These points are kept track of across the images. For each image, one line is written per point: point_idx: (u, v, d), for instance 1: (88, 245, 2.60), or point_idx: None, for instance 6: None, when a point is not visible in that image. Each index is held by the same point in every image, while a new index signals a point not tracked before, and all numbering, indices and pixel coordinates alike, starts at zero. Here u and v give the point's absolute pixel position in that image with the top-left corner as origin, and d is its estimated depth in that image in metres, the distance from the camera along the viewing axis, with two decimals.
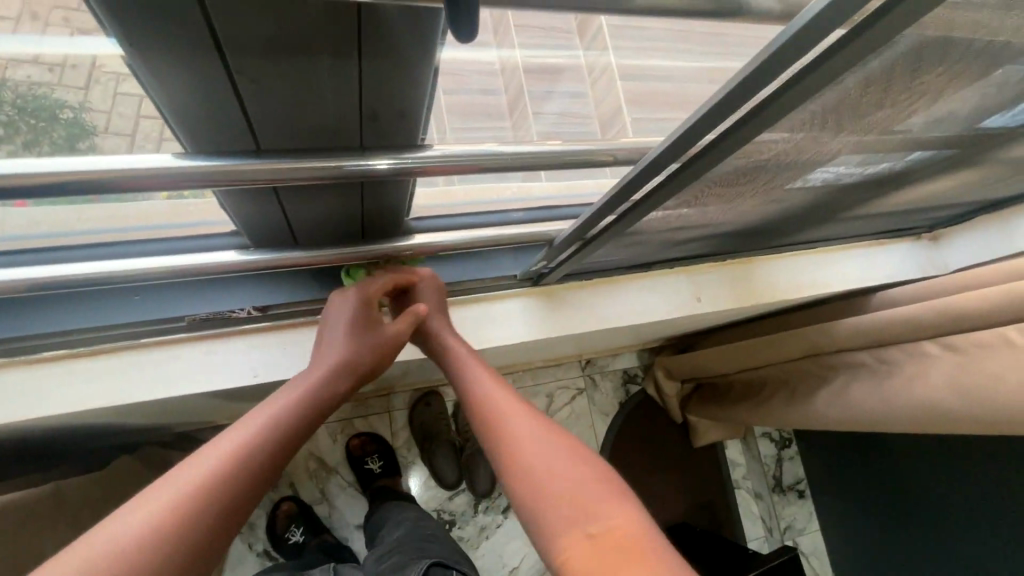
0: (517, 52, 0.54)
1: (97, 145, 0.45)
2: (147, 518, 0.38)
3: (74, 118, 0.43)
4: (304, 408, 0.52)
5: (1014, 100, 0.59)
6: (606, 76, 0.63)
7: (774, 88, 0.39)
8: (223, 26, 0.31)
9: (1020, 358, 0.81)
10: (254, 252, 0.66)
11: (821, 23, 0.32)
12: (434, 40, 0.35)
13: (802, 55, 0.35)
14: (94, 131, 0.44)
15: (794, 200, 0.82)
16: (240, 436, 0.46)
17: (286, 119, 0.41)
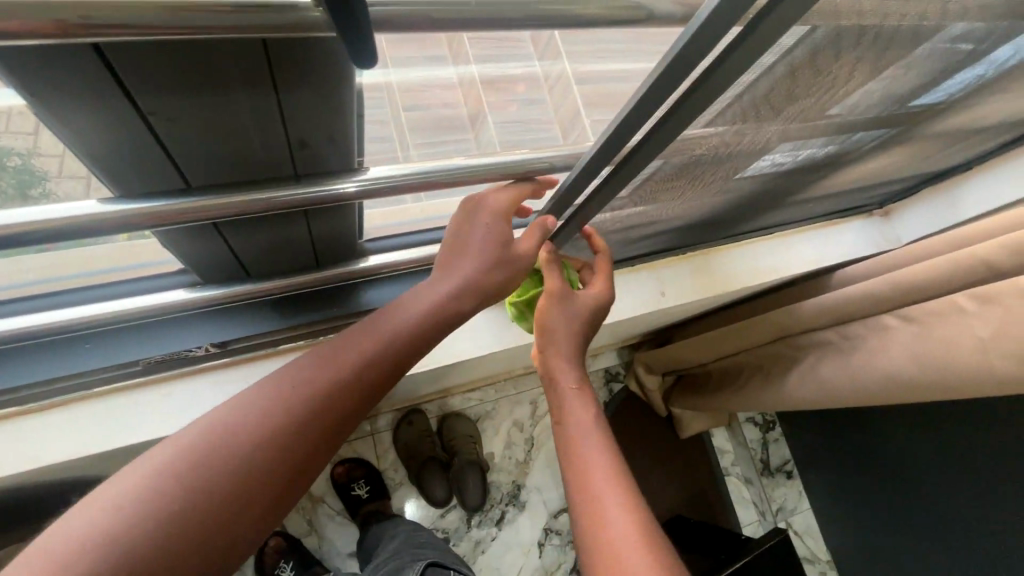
0: (474, 67, 0.55)
1: (51, 191, 0.43)
2: (120, 493, 0.42)
3: (22, 165, 0.40)
4: (321, 388, 0.51)
5: (930, 79, 0.62)
6: (564, 82, 0.63)
7: (687, 88, 0.41)
8: (127, 71, 0.31)
9: (971, 322, 0.84)
10: (204, 288, 0.66)
11: (715, 21, 0.33)
12: (346, 67, 0.35)
13: (704, 53, 0.36)
14: (45, 177, 0.42)
15: (741, 189, 0.84)
16: (248, 409, 0.48)
17: (211, 152, 0.41)
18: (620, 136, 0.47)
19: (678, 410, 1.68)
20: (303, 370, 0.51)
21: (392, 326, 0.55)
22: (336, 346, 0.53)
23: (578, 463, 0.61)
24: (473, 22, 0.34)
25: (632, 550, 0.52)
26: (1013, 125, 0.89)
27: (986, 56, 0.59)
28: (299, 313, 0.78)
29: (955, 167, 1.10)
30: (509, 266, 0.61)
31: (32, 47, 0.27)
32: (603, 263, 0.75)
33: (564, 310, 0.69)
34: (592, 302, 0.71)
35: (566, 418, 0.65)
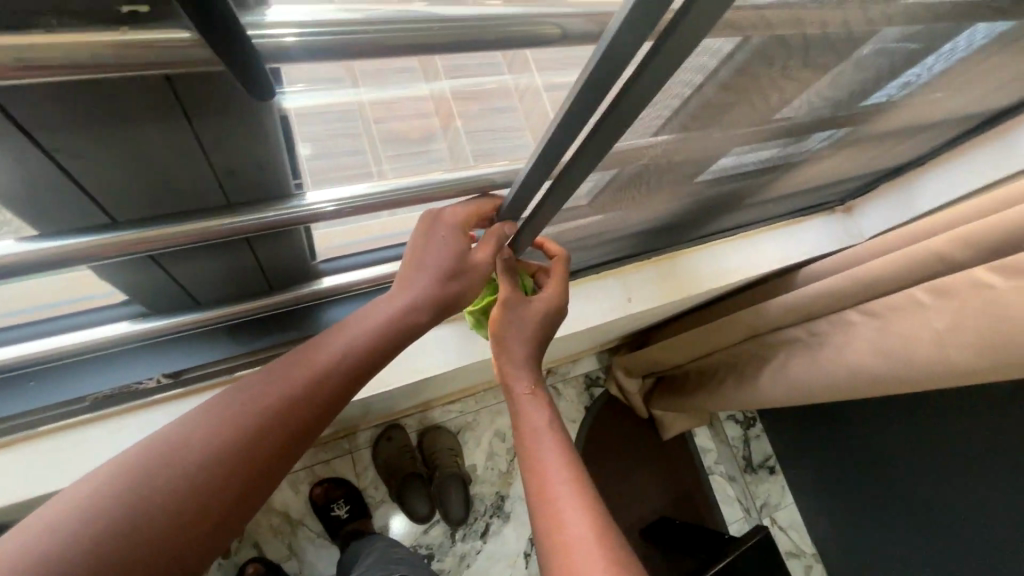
0: (445, 85, 0.50)
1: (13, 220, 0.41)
2: (69, 509, 0.43)
3: None
4: (275, 405, 0.52)
5: (869, 82, 0.63)
6: (534, 92, 0.54)
7: (616, 95, 0.41)
8: (23, 111, 0.30)
9: (929, 314, 0.86)
10: (149, 319, 0.64)
11: (630, 28, 0.33)
12: (251, 99, 0.34)
13: (622, 62, 0.37)
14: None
15: (700, 193, 0.85)
16: (202, 427, 0.50)
17: (131, 185, 0.40)
18: (556, 146, 0.47)
19: (659, 411, 1.68)
20: (253, 387, 0.53)
21: (342, 342, 0.57)
22: (286, 364, 0.55)
23: (534, 467, 0.62)
24: (416, 47, 0.34)
25: (585, 549, 0.53)
26: (961, 120, 0.92)
27: (922, 57, 0.61)
28: (256, 337, 0.77)
29: (910, 162, 1.13)
30: (464, 277, 0.61)
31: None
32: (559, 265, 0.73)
33: (519, 316, 0.68)
34: (551, 305, 0.70)
35: (523, 424, 0.66)
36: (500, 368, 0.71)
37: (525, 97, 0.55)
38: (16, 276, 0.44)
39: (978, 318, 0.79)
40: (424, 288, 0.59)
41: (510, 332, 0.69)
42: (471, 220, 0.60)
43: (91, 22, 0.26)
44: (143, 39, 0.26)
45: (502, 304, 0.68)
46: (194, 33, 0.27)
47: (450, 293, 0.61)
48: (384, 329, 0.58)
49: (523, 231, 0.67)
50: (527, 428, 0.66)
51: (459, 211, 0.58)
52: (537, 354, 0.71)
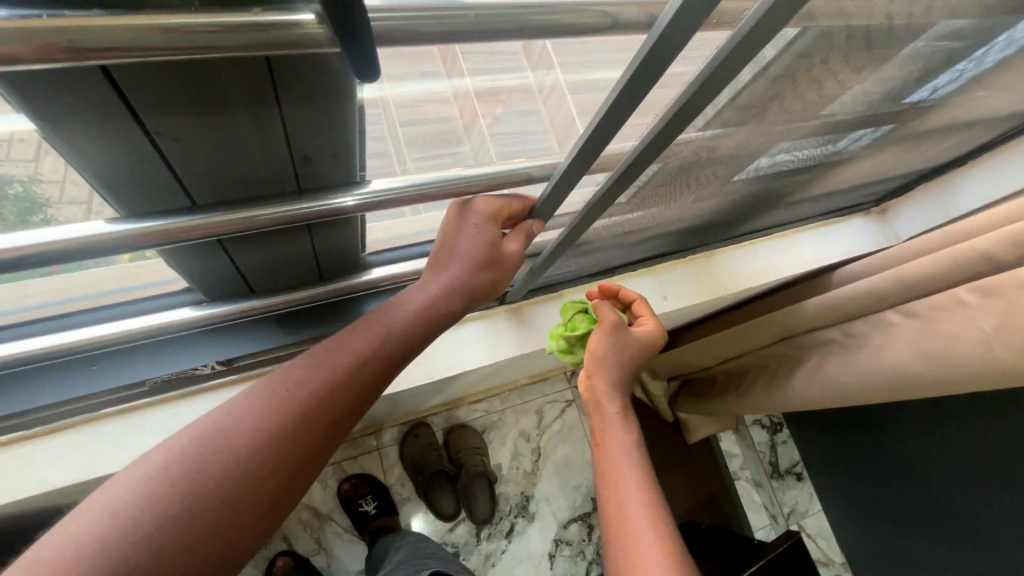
0: (467, 80, 0.51)
1: (52, 218, 0.44)
2: (120, 495, 0.42)
3: (23, 194, 0.41)
4: (314, 395, 0.52)
5: (919, 79, 0.63)
6: (558, 93, 0.56)
7: (701, 76, 0.42)
8: (133, 94, 0.32)
9: (975, 316, 0.84)
10: (210, 306, 0.67)
11: (700, 8, 0.33)
12: (336, 68, 0.34)
13: (680, 45, 0.37)
14: (47, 204, 0.42)
15: (739, 191, 0.85)
16: (240, 415, 0.49)
17: (215, 168, 0.42)
18: (605, 136, 0.48)
19: (684, 415, 1.65)
20: (297, 371, 0.53)
21: (386, 329, 0.57)
22: (328, 349, 0.55)
23: (610, 479, 0.65)
24: (458, 36, 0.35)
25: (655, 557, 0.55)
26: (1003, 120, 0.91)
27: (971, 54, 0.60)
28: (303, 327, 0.79)
29: (948, 163, 1.11)
30: (494, 268, 0.61)
31: (20, 91, 0.29)
32: (642, 306, 0.80)
33: (619, 341, 0.73)
34: (648, 335, 0.75)
35: (608, 440, 0.69)
36: (590, 386, 0.73)
37: (550, 102, 0.58)
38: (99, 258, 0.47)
39: None
40: (454, 278, 0.60)
41: (614, 351, 0.72)
42: (505, 212, 0.60)
43: (226, 7, 0.28)
44: (194, 25, 0.27)
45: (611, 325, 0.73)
46: (325, 26, 0.29)
47: (478, 283, 0.61)
48: (417, 318, 0.59)
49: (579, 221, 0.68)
50: (613, 444, 0.68)
51: (495, 202, 0.59)
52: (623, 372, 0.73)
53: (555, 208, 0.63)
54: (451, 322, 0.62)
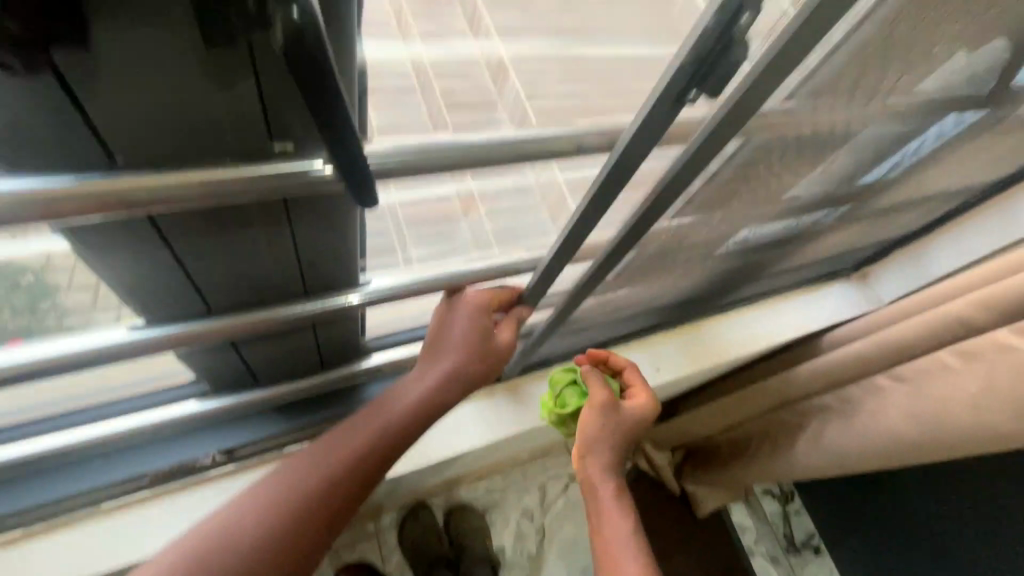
0: (466, 181, 0.52)
1: (61, 306, 0.50)
2: None
3: (42, 288, 0.47)
4: (316, 493, 0.53)
5: (865, 166, 0.70)
6: (555, 185, 0.55)
7: (662, 182, 0.48)
8: (170, 228, 0.38)
9: (959, 378, 0.87)
10: (216, 398, 0.70)
11: (651, 136, 0.39)
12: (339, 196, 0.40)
13: (638, 162, 0.43)
14: (60, 294, 0.49)
15: (719, 267, 0.91)
16: (245, 517, 0.50)
17: (232, 280, 0.47)
18: (583, 233, 0.54)
19: (692, 487, 1.61)
20: (302, 462, 0.55)
21: (387, 416, 0.60)
22: (331, 438, 0.57)
23: (608, 563, 0.65)
24: (448, 163, 0.41)
25: None
26: (956, 194, 0.98)
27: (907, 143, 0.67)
28: (304, 413, 0.81)
29: (914, 231, 1.18)
30: (489, 355, 0.65)
31: (71, 232, 0.35)
32: (632, 374, 0.81)
33: (610, 416, 0.73)
34: (638, 410, 0.75)
35: (605, 521, 0.69)
36: (586, 466, 0.73)
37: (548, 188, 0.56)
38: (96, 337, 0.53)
39: (1011, 381, 0.80)
40: (450, 367, 0.63)
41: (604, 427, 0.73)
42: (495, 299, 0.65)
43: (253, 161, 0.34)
44: (227, 178, 0.33)
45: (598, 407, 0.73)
46: (333, 172, 0.35)
47: (474, 370, 0.64)
48: (415, 407, 0.61)
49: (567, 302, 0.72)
50: (611, 525, 0.68)
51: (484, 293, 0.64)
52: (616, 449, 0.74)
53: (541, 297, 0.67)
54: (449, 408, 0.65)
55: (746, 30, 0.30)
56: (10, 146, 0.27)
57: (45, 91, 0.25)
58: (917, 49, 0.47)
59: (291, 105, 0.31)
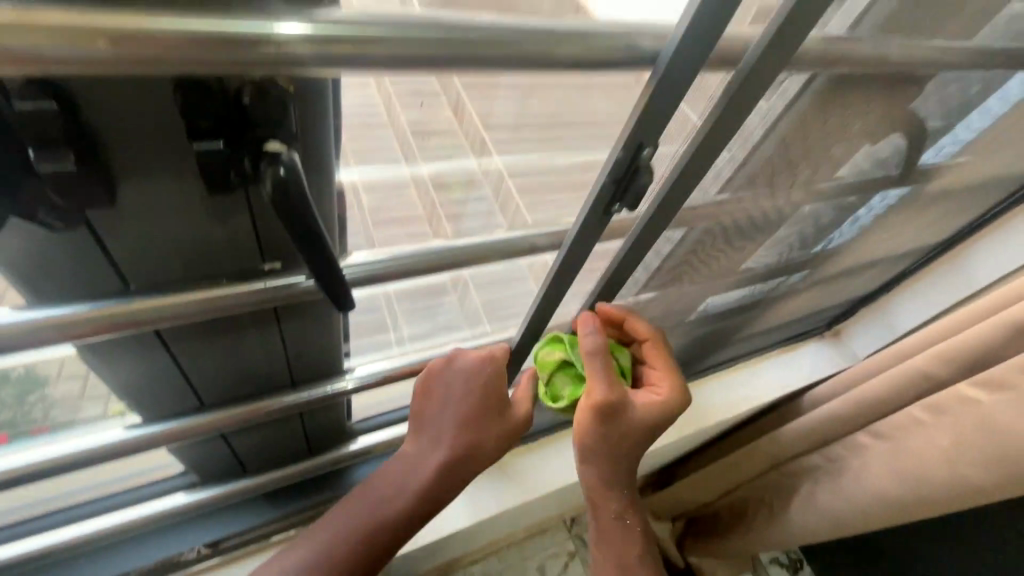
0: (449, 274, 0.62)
1: (49, 395, 0.56)
2: None
3: (26, 374, 0.52)
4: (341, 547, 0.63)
5: (804, 238, 0.78)
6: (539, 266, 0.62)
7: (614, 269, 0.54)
8: (170, 335, 0.42)
9: (932, 433, 0.89)
10: (203, 489, 0.71)
11: (591, 232, 0.46)
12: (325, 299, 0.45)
13: (584, 254, 0.49)
14: (45, 380, 0.54)
15: (688, 334, 0.96)
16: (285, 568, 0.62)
17: (223, 377, 0.51)
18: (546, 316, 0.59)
19: (695, 559, 1.55)
20: (326, 531, 0.64)
21: (399, 481, 0.66)
22: (351, 507, 0.65)
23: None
24: (418, 268, 0.48)
25: None
26: (902, 257, 1.06)
27: (836, 219, 0.75)
28: (291, 500, 0.82)
29: (873, 291, 1.25)
30: (489, 413, 0.66)
31: (83, 346, 0.39)
32: (650, 349, 0.67)
33: (615, 432, 0.61)
34: (653, 408, 0.63)
35: (610, 542, 0.70)
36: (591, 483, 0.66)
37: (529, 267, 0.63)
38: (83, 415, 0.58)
39: (979, 433, 0.82)
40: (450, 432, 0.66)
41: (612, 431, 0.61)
42: (501, 364, 0.66)
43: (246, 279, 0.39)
44: (221, 295, 0.38)
45: (604, 405, 0.58)
46: (313, 282, 0.40)
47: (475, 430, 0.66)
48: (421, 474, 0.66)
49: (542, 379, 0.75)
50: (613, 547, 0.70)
51: (490, 359, 0.64)
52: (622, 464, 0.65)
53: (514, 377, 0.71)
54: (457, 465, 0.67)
55: (649, 160, 0.38)
56: (36, 282, 0.32)
57: (68, 240, 0.30)
58: (825, 148, 0.56)
59: (277, 229, 0.36)
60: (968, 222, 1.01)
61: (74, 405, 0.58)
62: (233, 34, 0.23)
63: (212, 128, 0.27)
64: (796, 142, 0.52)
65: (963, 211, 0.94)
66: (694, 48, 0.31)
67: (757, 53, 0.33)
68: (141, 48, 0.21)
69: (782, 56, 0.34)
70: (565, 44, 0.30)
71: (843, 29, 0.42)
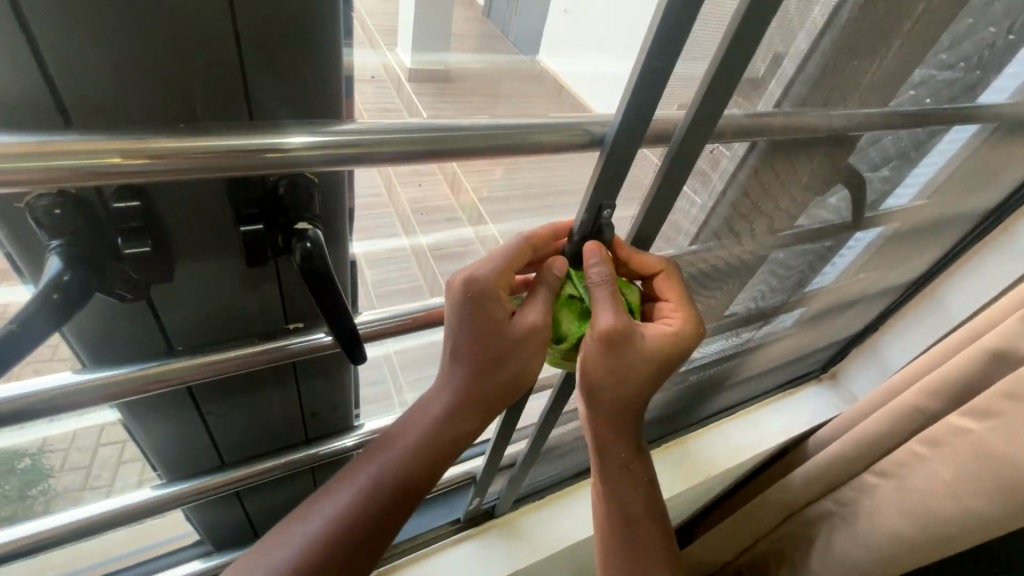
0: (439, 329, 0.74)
1: (50, 487, 0.67)
2: None
3: (32, 466, 0.63)
4: (307, 554, 0.47)
5: (778, 278, 0.83)
6: None
7: None
8: (200, 389, 0.47)
9: (931, 466, 0.86)
10: (217, 555, 0.72)
11: None
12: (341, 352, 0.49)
13: None
14: (49, 471, 0.65)
15: (681, 381, 0.99)
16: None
17: (244, 432, 0.55)
18: None
19: None
20: (281, 549, 0.47)
21: (366, 477, 0.50)
22: (316, 509, 0.49)
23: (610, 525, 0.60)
24: (418, 322, 0.53)
25: None
26: (879, 295, 1.12)
27: (802, 258, 0.81)
28: None
29: (862, 330, 1.28)
30: (501, 355, 0.48)
31: (126, 403, 0.44)
32: (669, 281, 0.50)
33: (624, 357, 0.48)
34: (663, 344, 0.49)
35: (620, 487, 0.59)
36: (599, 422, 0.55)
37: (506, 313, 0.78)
38: (76, 495, 0.69)
39: (975, 462, 0.78)
40: (454, 382, 0.50)
41: (607, 374, 0.50)
42: (498, 281, 0.46)
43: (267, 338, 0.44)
44: (238, 355, 0.41)
45: (603, 337, 0.45)
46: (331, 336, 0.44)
47: (483, 380, 0.50)
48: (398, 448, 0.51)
49: (539, 430, 0.76)
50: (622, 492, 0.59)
51: (473, 280, 0.45)
52: (627, 427, 0.56)
53: (512, 428, 0.73)
54: (457, 421, 0.52)
55: (608, 219, 0.45)
56: (101, 348, 0.38)
57: (131, 310, 0.36)
58: (778, 199, 0.63)
59: (300, 294, 0.43)
60: (939, 259, 1.06)
61: (75, 494, 0.69)
62: (245, 147, 0.29)
63: (253, 214, 0.35)
64: (750, 196, 0.60)
65: (928, 248, 1.01)
66: (631, 126, 0.38)
67: (685, 128, 0.40)
68: (173, 160, 0.27)
69: (703, 132, 0.41)
70: (520, 128, 0.37)
71: (770, 107, 0.49)
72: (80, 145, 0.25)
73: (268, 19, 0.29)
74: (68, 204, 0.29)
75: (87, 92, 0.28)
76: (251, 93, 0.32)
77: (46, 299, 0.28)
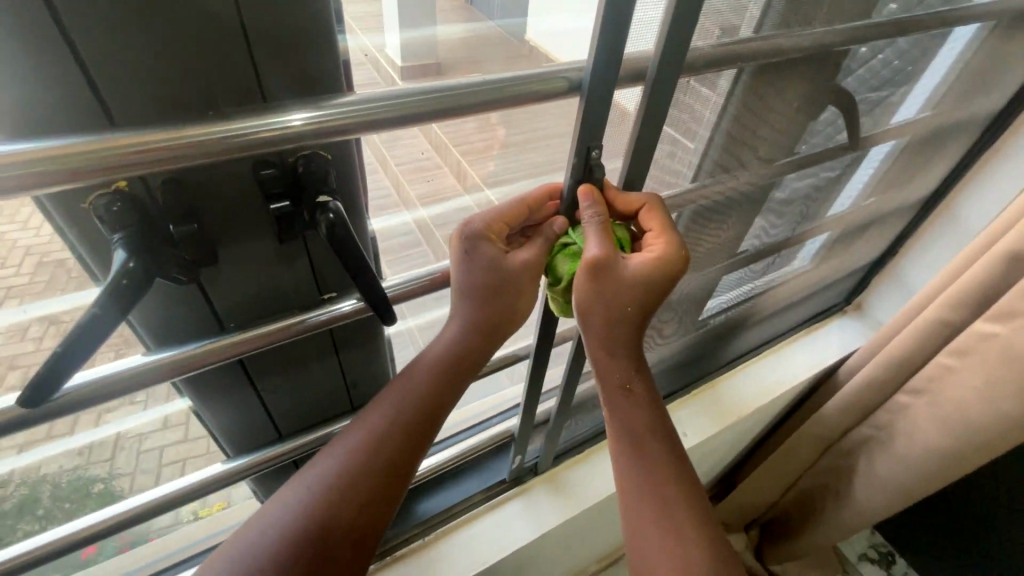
0: None
1: None
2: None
3: (104, 486, 0.72)
4: (333, 480, 0.51)
5: (784, 208, 0.84)
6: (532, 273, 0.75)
7: None
8: (253, 364, 0.52)
9: (962, 378, 0.88)
10: None
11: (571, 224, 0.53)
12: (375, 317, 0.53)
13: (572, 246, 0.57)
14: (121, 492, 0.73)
15: (702, 323, 1.01)
16: (273, 517, 0.50)
17: (295, 404, 0.60)
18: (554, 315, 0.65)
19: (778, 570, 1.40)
20: (313, 477, 0.52)
21: (384, 415, 0.54)
22: (342, 445, 0.54)
23: (625, 455, 0.59)
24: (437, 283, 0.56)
25: (651, 526, 0.57)
26: (894, 215, 1.11)
27: (806, 183, 0.82)
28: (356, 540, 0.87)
29: (883, 254, 1.27)
30: (503, 294, 0.53)
31: (189, 382, 0.49)
32: (652, 214, 0.52)
33: (610, 282, 0.50)
34: (647, 270, 0.51)
35: (629, 414, 0.59)
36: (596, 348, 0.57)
37: None
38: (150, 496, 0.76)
39: (1004, 368, 0.81)
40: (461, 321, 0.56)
41: (599, 302, 0.52)
42: (489, 228, 0.51)
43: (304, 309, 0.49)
44: (282, 326, 0.46)
45: (591, 268, 0.48)
46: (361, 301, 0.48)
47: (489, 315, 0.55)
48: (410, 386, 0.55)
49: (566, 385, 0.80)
50: (630, 419, 0.59)
51: (468, 229, 0.50)
52: (624, 353, 0.58)
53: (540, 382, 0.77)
54: (471, 353, 0.57)
55: (599, 159, 0.47)
56: (163, 332, 0.43)
57: (185, 293, 0.41)
58: (771, 127, 0.65)
59: (329, 264, 0.47)
60: (952, 170, 1.05)
61: None
62: (266, 125, 0.33)
63: (280, 191, 0.39)
64: (743, 126, 0.61)
65: (938, 161, 1.01)
66: (608, 69, 0.41)
67: (657, 64, 0.42)
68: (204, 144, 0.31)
69: (679, 63, 0.43)
70: (507, 83, 0.40)
71: (751, 32, 0.50)
72: (130, 139, 0.30)
73: (267, 9, 0.33)
74: (124, 201, 0.33)
75: (122, 98, 0.32)
76: (260, 78, 0.35)
77: (117, 284, 0.33)
